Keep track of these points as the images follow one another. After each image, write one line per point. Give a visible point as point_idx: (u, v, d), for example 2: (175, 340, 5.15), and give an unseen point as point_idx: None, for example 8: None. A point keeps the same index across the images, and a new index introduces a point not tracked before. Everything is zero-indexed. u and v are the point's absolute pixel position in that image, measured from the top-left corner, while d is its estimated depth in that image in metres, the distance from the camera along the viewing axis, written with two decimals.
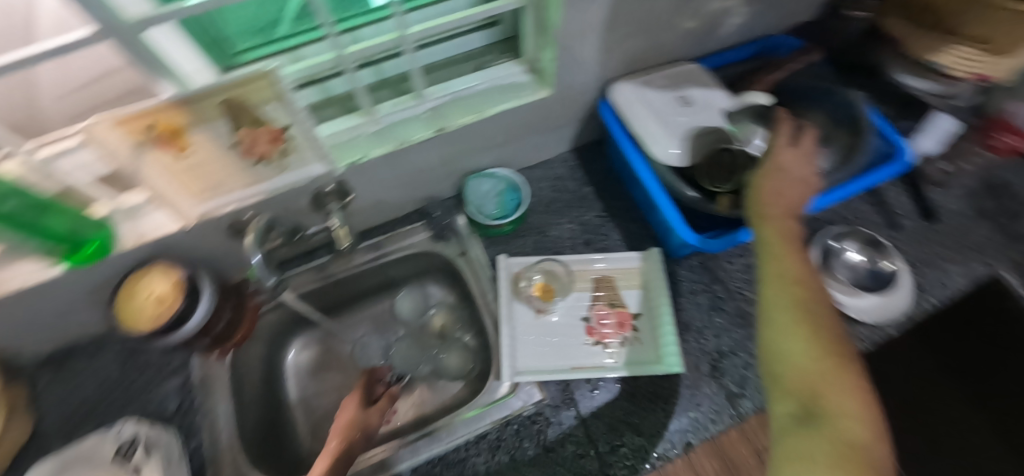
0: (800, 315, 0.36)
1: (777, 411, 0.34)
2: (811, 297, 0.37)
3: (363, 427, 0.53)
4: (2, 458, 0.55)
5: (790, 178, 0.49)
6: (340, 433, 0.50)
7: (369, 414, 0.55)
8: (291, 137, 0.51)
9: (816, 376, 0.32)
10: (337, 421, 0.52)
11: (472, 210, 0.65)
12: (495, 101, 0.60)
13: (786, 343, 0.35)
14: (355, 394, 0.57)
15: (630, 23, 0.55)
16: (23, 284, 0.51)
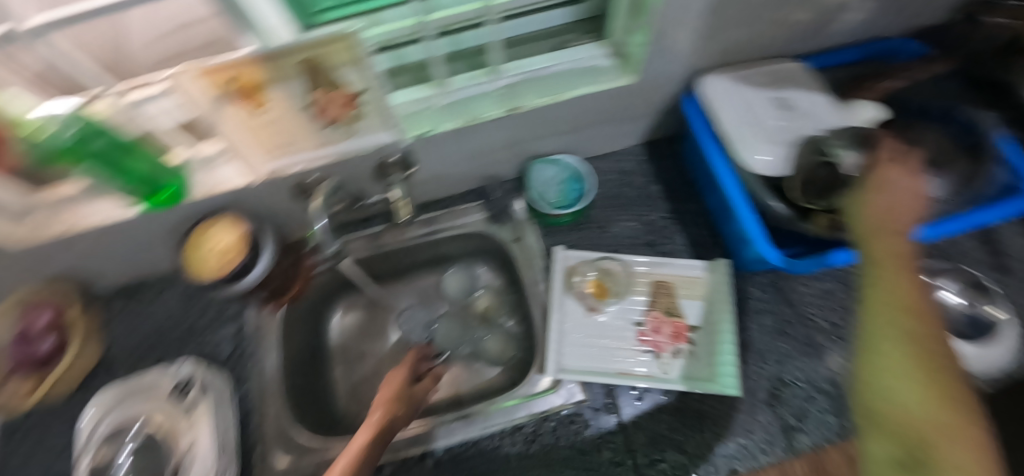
0: (910, 350, 0.28)
1: (875, 453, 0.29)
2: (928, 326, 0.29)
3: (408, 401, 0.53)
4: (71, 378, 0.61)
5: (900, 193, 0.36)
6: (385, 405, 0.50)
7: (414, 394, 0.54)
8: (364, 104, 0.50)
9: (925, 425, 0.25)
10: (383, 391, 0.53)
11: (532, 197, 0.63)
12: (573, 85, 0.56)
13: (891, 388, 0.28)
14: (403, 368, 0.57)
15: (737, 11, 0.50)
16: (106, 220, 0.54)
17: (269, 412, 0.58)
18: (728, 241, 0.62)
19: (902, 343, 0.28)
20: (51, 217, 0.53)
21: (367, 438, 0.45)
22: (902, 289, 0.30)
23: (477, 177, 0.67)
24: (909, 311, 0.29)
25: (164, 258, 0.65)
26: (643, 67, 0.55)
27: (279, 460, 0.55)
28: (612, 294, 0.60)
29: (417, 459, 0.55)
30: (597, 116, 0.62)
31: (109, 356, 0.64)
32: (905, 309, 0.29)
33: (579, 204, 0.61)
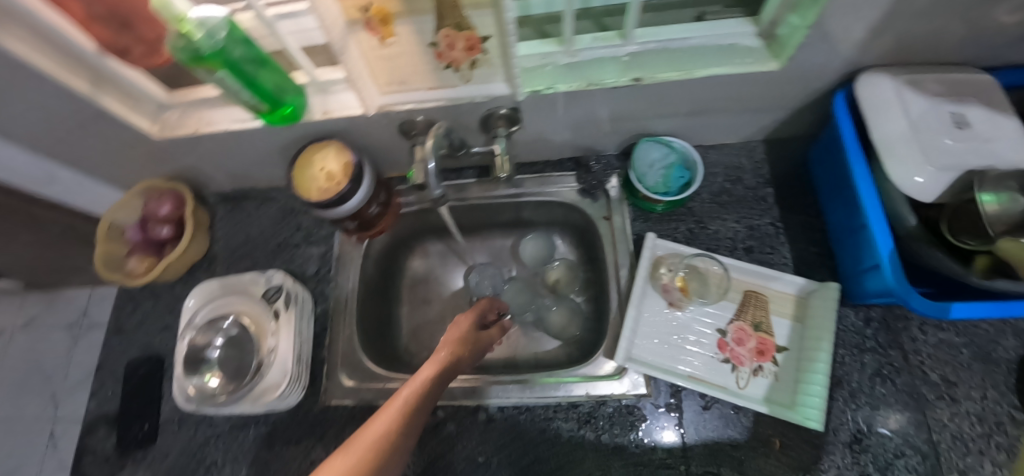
0: None
1: None
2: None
3: (473, 344, 0.53)
4: (182, 264, 0.67)
5: None
6: (451, 345, 0.50)
7: (480, 338, 0.54)
8: (485, 50, 0.48)
9: None
10: (450, 333, 0.53)
11: (635, 179, 0.60)
12: (704, 63, 0.52)
13: None
14: (471, 312, 0.57)
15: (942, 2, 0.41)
16: (231, 126, 0.58)
17: (343, 335, 0.62)
18: (845, 265, 0.55)
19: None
20: (182, 120, 0.59)
21: (432, 373, 0.44)
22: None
23: (574, 149, 0.66)
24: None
25: (270, 173, 0.70)
26: (798, 53, 0.48)
27: (345, 380, 0.60)
28: (697, 295, 0.56)
29: (469, 410, 0.57)
30: (723, 102, 0.57)
31: (212, 253, 0.70)
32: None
33: (682, 194, 0.59)
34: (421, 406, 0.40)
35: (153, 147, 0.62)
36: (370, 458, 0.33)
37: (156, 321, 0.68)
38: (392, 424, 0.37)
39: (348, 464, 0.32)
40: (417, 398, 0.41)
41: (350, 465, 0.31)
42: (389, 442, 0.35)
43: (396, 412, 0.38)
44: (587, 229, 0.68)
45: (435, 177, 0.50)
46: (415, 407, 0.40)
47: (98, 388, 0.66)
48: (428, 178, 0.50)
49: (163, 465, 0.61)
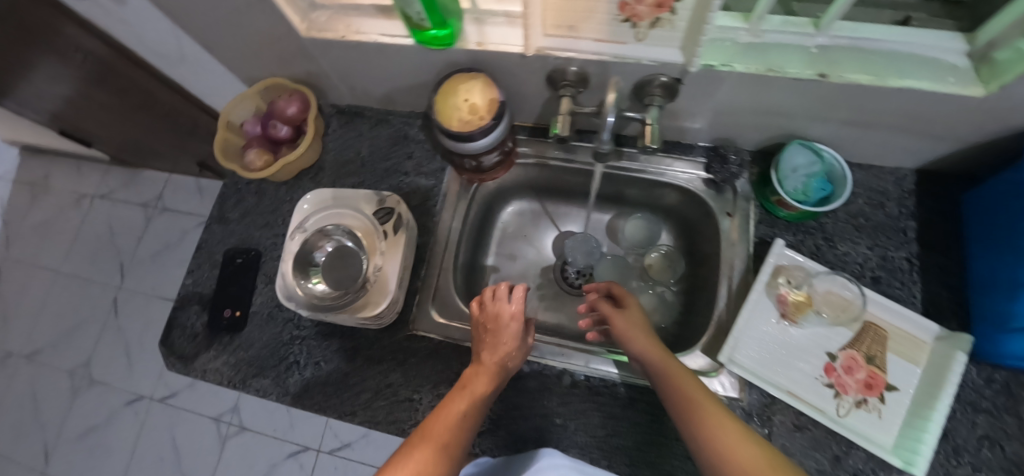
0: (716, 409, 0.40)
1: None
2: (738, 428, 0.38)
3: (518, 346, 0.52)
4: (294, 167, 0.68)
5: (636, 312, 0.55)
6: (498, 352, 0.50)
7: (525, 341, 0.52)
8: (674, 10, 0.44)
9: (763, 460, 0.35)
10: (493, 326, 0.51)
11: (776, 180, 0.57)
12: (904, 72, 0.47)
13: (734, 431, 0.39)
14: (521, 305, 0.52)
15: None
16: (379, 40, 0.56)
17: (438, 270, 0.64)
18: (984, 320, 0.51)
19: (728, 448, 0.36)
20: (330, 22, 0.58)
21: (485, 385, 0.47)
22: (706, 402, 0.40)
23: (708, 137, 0.64)
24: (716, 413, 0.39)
25: (394, 96, 0.69)
26: None
27: (435, 315, 0.62)
28: (816, 312, 0.54)
29: (554, 372, 0.57)
30: (899, 121, 0.52)
31: (322, 163, 0.71)
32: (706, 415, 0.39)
33: (823, 207, 0.56)
34: (475, 416, 0.44)
35: (293, 45, 0.61)
36: (442, 460, 0.38)
37: (258, 217, 0.71)
38: (453, 435, 0.41)
39: (428, 465, 0.37)
40: (474, 410, 0.44)
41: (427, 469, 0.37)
42: (456, 446, 0.40)
43: (457, 424, 0.42)
44: (698, 221, 0.67)
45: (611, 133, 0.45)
46: (471, 419, 0.43)
47: (197, 267, 0.70)
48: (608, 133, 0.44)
49: (246, 352, 0.64)
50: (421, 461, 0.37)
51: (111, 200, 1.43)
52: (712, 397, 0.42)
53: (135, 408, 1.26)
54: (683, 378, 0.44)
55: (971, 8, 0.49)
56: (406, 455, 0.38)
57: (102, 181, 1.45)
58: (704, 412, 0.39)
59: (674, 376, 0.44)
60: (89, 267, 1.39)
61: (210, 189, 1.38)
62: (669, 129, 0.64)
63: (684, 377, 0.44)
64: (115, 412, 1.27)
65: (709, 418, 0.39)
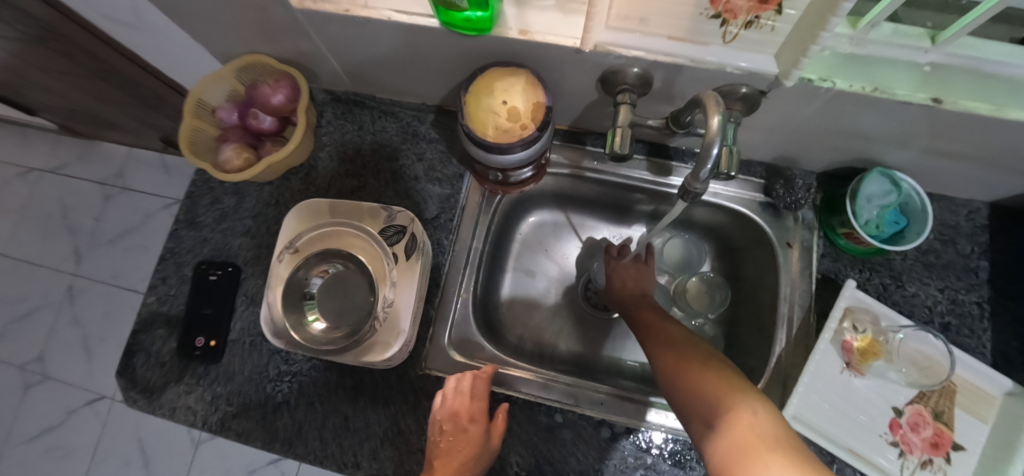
0: (688, 343, 0.41)
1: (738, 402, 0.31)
2: (686, 341, 0.41)
3: (479, 452, 0.45)
4: (280, 167, 0.56)
5: (638, 268, 0.58)
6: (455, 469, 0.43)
7: (488, 447, 0.45)
8: (781, 9, 0.36)
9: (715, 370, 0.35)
10: (450, 432, 0.45)
11: (853, 213, 0.49)
12: (1022, 105, 0.40)
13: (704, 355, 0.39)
14: (480, 413, 0.46)
15: None
16: (392, 18, 0.44)
17: (454, 297, 0.55)
18: None
19: (674, 355, 0.40)
20: None
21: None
22: (664, 329, 0.45)
23: (769, 155, 0.56)
24: (670, 335, 0.43)
25: (404, 83, 0.57)
26: None
27: (453, 355, 0.53)
28: (884, 362, 0.49)
29: (591, 423, 0.50)
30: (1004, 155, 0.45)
31: (315, 161, 0.60)
32: (664, 339, 0.43)
33: (898, 245, 0.50)
34: None
35: (280, 17, 0.48)
36: None
37: (236, 224, 0.59)
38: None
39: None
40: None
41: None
42: None
43: None
44: (747, 248, 0.60)
45: (708, 168, 0.34)
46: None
47: (161, 282, 0.58)
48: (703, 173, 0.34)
49: (226, 388, 0.54)
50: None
51: (59, 175, 1.24)
52: (679, 329, 0.44)
53: (94, 409, 1.14)
54: (665, 325, 0.45)
55: None
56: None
57: (48, 152, 1.26)
58: (659, 337, 0.44)
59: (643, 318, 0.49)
60: (36, 251, 1.21)
61: (177, 167, 1.21)
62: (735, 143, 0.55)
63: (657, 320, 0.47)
64: (70, 413, 1.14)
65: (664, 339, 0.43)
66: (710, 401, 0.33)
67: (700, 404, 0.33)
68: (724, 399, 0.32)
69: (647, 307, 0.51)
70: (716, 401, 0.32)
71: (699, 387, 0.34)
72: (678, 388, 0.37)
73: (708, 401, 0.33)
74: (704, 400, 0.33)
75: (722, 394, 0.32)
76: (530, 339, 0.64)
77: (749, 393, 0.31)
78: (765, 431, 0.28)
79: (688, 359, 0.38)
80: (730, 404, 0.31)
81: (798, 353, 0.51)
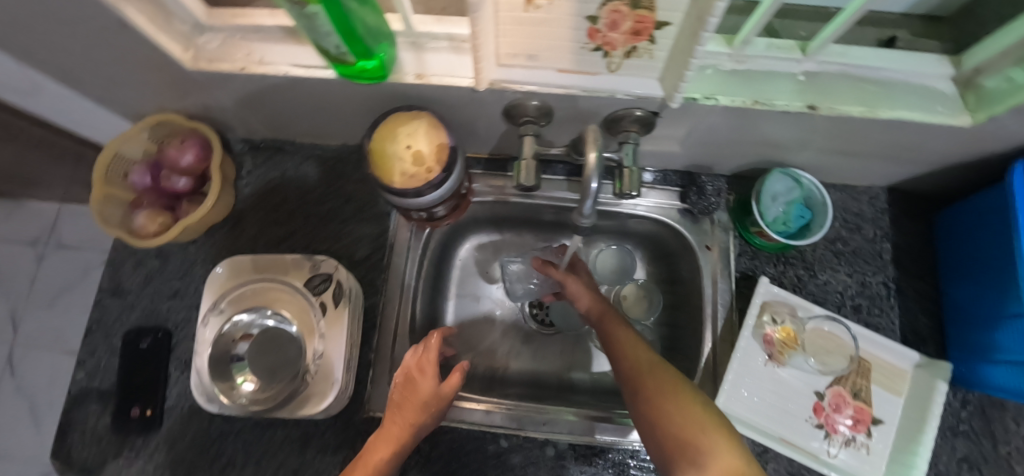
0: (660, 366, 0.42)
1: (714, 441, 0.34)
2: (660, 368, 0.42)
3: (428, 404, 0.43)
4: (201, 225, 0.55)
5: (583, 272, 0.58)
6: (408, 418, 0.42)
7: (439, 399, 0.43)
8: (653, 38, 0.38)
9: (688, 400, 0.38)
10: (403, 389, 0.44)
11: (759, 213, 0.52)
12: (888, 104, 0.44)
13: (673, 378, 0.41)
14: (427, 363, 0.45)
15: None
16: (290, 72, 0.45)
17: (391, 336, 0.55)
18: (961, 346, 0.51)
19: (646, 381, 0.41)
20: (225, 50, 0.46)
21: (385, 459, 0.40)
22: (638, 352, 0.44)
23: (682, 164, 0.58)
24: (642, 356, 0.44)
25: (320, 128, 0.57)
26: (1013, 113, 0.40)
27: None
28: (801, 352, 0.52)
29: (536, 443, 0.51)
30: (883, 148, 0.49)
31: (237, 214, 0.59)
32: (635, 359, 0.44)
33: (804, 239, 0.52)
34: None
35: (177, 77, 0.48)
36: None
37: (163, 286, 0.58)
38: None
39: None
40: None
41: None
42: None
43: None
44: (677, 252, 0.61)
45: (595, 198, 0.37)
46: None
47: (88, 356, 0.56)
48: (591, 206, 0.36)
49: (170, 457, 0.53)
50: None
51: None
52: (646, 349, 0.45)
53: None
54: (632, 342, 0.46)
55: (954, 31, 0.46)
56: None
57: None
58: (634, 357, 0.44)
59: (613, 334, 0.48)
60: None
61: None
62: (642, 156, 0.58)
63: (622, 335, 0.47)
64: None
65: (639, 362, 0.43)
66: (684, 436, 0.35)
67: (675, 434, 0.36)
68: (704, 437, 0.34)
69: (610, 319, 0.50)
70: (694, 440, 0.34)
71: (677, 425, 0.36)
72: (654, 422, 0.38)
73: (683, 434, 0.35)
74: (679, 432, 0.35)
75: (702, 433, 0.35)
76: (479, 364, 0.64)
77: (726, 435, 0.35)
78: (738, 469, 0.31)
79: (663, 386, 0.39)
80: (713, 445, 0.34)
81: (727, 351, 0.53)
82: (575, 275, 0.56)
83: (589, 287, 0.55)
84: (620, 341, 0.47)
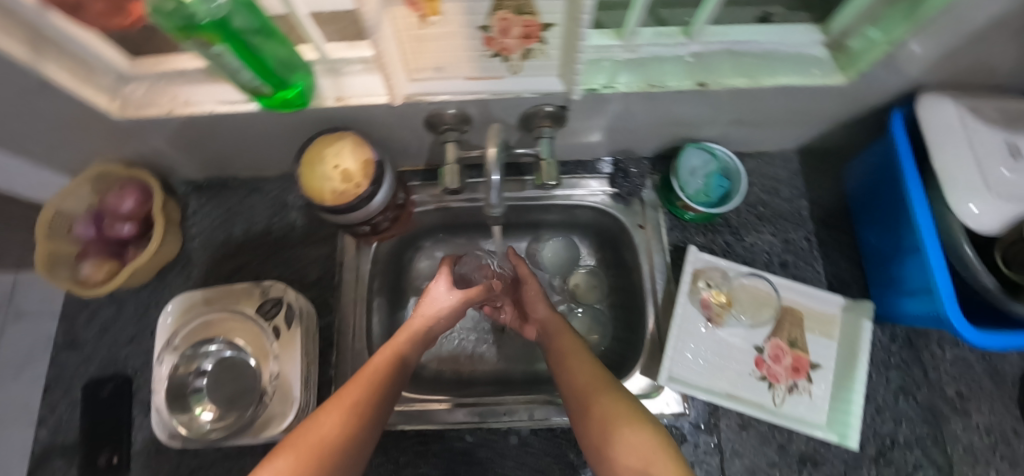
0: (595, 372, 0.47)
1: (631, 433, 0.40)
2: (599, 377, 0.47)
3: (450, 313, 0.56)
4: (150, 269, 0.56)
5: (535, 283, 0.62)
6: (426, 315, 0.54)
7: (456, 304, 0.56)
8: (543, 39, 0.41)
9: (615, 403, 0.43)
10: (426, 301, 0.56)
11: (678, 187, 0.56)
12: (769, 73, 0.48)
13: (606, 381, 0.46)
14: (444, 277, 0.57)
15: (1014, 33, 0.40)
16: (216, 109, 0.47)
17: (350, 351, 0.56)
18: (881, 285, 0.55)
19: (583, 386, 0.46)
20: (151, 95, 0.48)
21: (400, 346, 0.48)
22: (576, 360, 0.50)
23: (607, 151, 0.62)
24: (582, 362, 0.49)
25: (261, 160, 0.60)
26: (875, 68, 0.45)
27: None
28: (734, 312, 0.55)
29: (500, 433, 0.53)
30: (779, 113, 0.54)
31: (187, 254, 0.60)
32: (576, 366, 0.49)
33: (723, 206, 0.56)
34: (393, 378, 0.44)
35: (108, 127, 0.49)
36: (353, 418, 0.38)
37: (120, 334, 0.58)
38: (365, 395, 0.41)
39: (338, 422, 0.37)
40: (384, 373, 0.44)
41: (340, 427, 0.37)
42: (370, 406, 0.40)
43: (370, 383, 0.42)
44: (617, 236, 0.64)
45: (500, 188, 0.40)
46: (384, 379, 0.43)
47: (49, 412, 0.56)
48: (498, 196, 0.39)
49: None
50: (332, 422, 0.37)
51: None
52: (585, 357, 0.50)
53: None
54: (572, 351, 0.51)
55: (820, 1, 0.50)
56: (315, 417, 0.38)
57: None
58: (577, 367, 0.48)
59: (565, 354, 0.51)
60: None
61: None
62: (566, 149, 0.61)
63: (564, 346, 0.53)
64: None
65: (583, 376, 0.47)
66: (609, 430, 0.41)
67: (603, 427, 0.42)
68: (625, 430, 0.40)
69: (566, 335, 0.54)
70: (620, 434, 0.40)
71: (606, 419, 0.42)
72: (595, 429, 0.42)
73: (608, 427, 0.41)
74: (607, 426, 0.42)
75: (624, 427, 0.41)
76: (445, 368, 0.66)
77: (645, 427, 0.41)
78: (652, 448, 0.38)
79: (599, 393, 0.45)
80: (633, 436, 0.40)
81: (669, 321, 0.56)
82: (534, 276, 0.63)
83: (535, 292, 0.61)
84: (561, 351, 0.52)
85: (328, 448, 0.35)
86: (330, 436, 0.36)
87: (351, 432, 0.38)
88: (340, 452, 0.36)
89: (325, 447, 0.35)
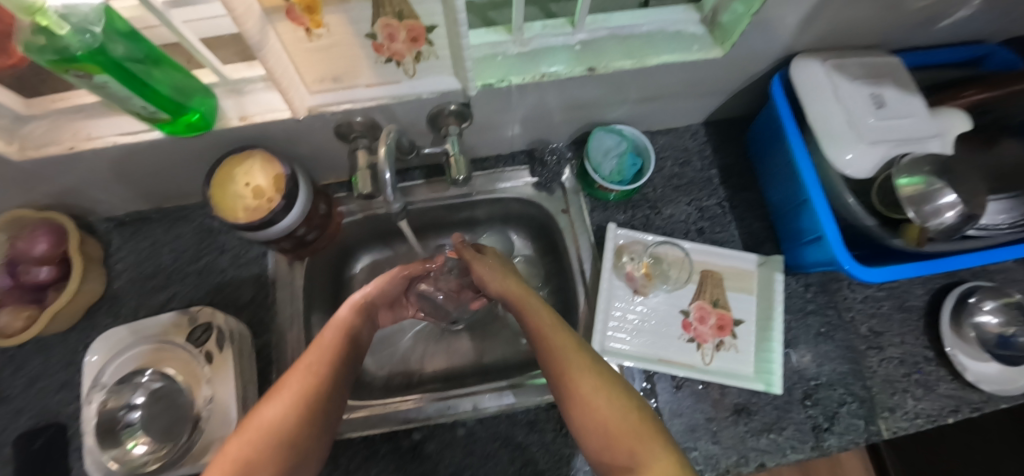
0: (568, 337, 0.43)
1: (604, 409, 0.37)
2: (571, 343, 0.43)
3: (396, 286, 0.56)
4: (75, 311, 0.56)
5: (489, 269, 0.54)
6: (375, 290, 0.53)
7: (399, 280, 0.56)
8: (431, 41, 0.42)
9: (589, 376, 0.40)
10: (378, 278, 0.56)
11: (592, 168, 0.59)
12: (657, 52, 0.51)
13: (578, 349, 0.42)
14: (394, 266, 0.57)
15: None
16: (118, 141, 0.47)
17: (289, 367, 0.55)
18: (787, 239, 0.59)
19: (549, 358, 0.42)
20: (46, 135, 0.47)
21: (349, 323, 0.47)
22: (544, 318, 0.45)
23: (525, 142, 0.65)
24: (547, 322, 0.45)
25: (183, 187, 0.60)
26: (748, 38, 0.49)
27: None
28: (660, 280, 0.59)
29: (446, 426, 0.54)
30: (675, 89, 0.57)
31: (114, 292, 0.60)
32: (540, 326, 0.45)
33: (637, 182, 0.59)
34: (348, 349, 0.44)
35: (10, 171, 0.48)
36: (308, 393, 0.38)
37: (50, 381, 0.57)
38: (321, 370, 0.40)
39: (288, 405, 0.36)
40: (339, 351, 0.43)
41: (287, 406, 0.36)
42: (328, 378, 0.40)
43: (324, 356, 0.41)
44: (546, 226, 0.66)
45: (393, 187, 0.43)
46: (340, 353, 0.43)
47: None
48: (389, 192, 0.43)
49: None
50: (280, 405, 0.37)
51: None
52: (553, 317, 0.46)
53: None
54: (536, 308, 0.47)
55: None
56: (264, 404, 0.37)
57: None
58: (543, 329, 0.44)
59: (536, 331, 0.44)
60: None
61: None
62: (484, 145, 0.64)
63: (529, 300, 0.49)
64: None
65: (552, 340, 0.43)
66: (587, 404, 0.38)
67: (579, 399, 0.39)
68: (603, 406, 0.38)
69: (528, 300, 0.48)
70: (597, 407, 0.38)
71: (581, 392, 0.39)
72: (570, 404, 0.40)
73: (586, 401, 0.38)
74: (583, 399, 0.39)
75: (600, 402, 0.38)
76: (396, 373, 0.66)
77: (622, 400, 0.38)
78: (632, 425, 0.36)
79: (573, 362, 0.41)
80: (608, 411, 0.37)
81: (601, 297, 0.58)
82: (480, 257, 0.55)
83: (490, 274, 0.53)
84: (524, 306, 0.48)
85: (277, 431, 0.35)
86: (277, 417, 0.36)
87: (305, 414, 0.37)
88: (296, 434, 0.36)
89: (273, 430, 0.35)
